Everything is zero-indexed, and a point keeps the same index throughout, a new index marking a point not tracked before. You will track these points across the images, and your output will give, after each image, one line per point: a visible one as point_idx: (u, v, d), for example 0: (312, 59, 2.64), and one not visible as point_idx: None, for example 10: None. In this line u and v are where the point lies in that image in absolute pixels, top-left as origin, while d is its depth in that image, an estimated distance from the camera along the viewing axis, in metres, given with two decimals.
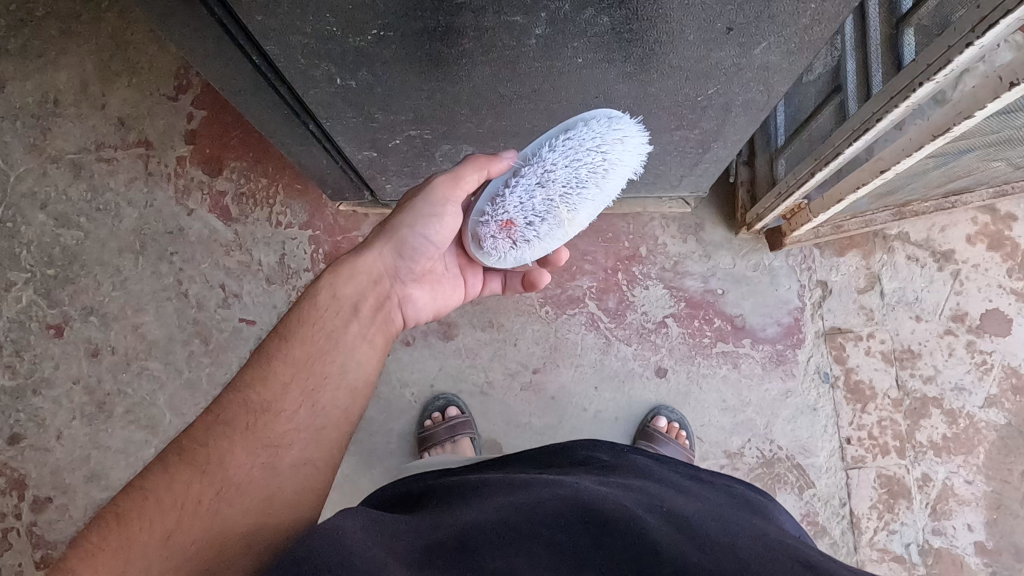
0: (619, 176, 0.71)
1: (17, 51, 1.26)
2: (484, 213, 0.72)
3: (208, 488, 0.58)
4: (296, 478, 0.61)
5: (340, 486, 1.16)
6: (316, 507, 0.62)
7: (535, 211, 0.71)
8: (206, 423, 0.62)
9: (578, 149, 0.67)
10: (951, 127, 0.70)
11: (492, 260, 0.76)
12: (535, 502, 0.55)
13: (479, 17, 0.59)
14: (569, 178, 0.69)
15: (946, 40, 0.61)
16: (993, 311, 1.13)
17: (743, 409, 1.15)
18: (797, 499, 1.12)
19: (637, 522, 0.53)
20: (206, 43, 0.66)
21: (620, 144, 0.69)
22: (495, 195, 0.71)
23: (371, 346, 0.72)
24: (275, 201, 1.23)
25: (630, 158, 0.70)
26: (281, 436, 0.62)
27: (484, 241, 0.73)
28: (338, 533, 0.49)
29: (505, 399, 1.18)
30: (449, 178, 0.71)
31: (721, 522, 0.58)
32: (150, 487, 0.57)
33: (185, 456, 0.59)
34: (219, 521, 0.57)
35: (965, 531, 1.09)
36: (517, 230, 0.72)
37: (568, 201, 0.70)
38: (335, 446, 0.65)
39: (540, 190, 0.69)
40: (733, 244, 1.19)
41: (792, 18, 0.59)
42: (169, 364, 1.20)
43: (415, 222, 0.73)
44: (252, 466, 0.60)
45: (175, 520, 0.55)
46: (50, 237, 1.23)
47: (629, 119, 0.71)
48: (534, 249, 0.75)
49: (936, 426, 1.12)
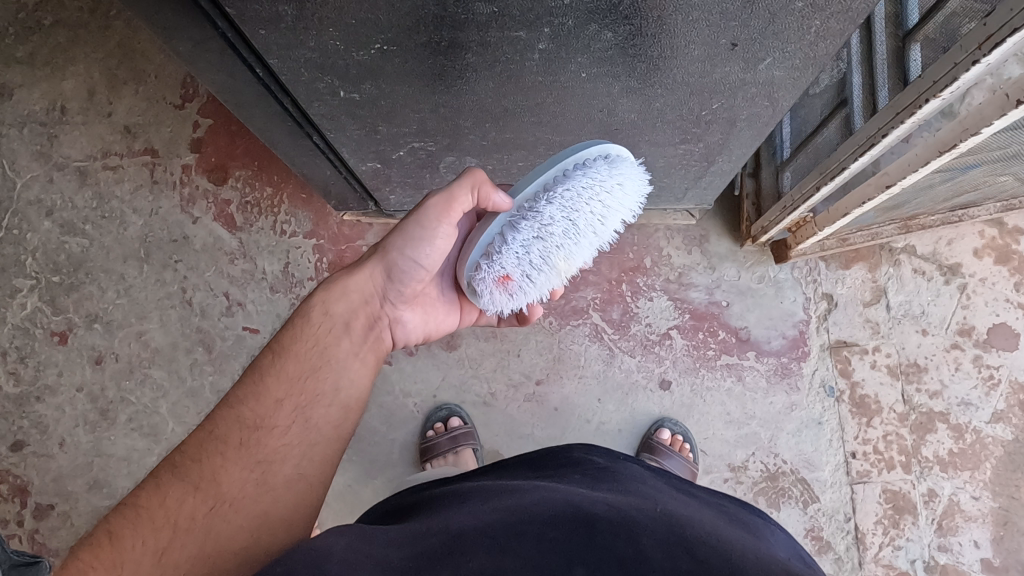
0: (616, 220, 0.69)
1: (25, 58, 1.27)
2: (479, 266, 0.70)
3: (202, 504, 0.57)
4: (289, 495, 0.62)
5: (341, 497, 1.16)
6: (307, 524, 0.62)
7: (532, 265, 0.68)
8: (199, 439, 0.62)
9: (577, 201, 0.64)
10: (957, 144, 0.69)
11: (485, 309, 0.75)
12: (528, 505, 0.56)
13: (483, 32, 0.59)
14: (567, 229, 0.66)
15: (952, 57, 0.61)
16: (1000, 325, 1.12)
17: (748, 422, 1.14)
18: (801, 514, 1.12)
19: (629, 524, 0.53)
20: (211, 56, 0.66)
21: (618, 190, 0.66)
22: (491, 248, 0.69)
23: (363, 363, 0.73)
24: (279, 209, 1.23)
25: (626, 202, 0.68)
26: (273, 451, 0.62)
27: (478, 294, 0.72)
28: (329, 547, 0.49)
29: (507, 410, 1.17)
30: (442, 200, 0.69)
31: (714, 531, 0.57)
32: (143, 504, 0.57)
33: (178, 473, 0.59)
34: (213, 537, 0.56)
35: (971, 548, 1.08)
36: (513, 284, 0.70)
37: (565, 252, 0.68)
38: (327, 463, 0.66)
39: (538, 245, 0.66)
40: (738, 256, 1.18)
41: (797, 34, 0.59)
42: (172, 372, 1.21)
43: (405, 245, 0.73)
44: (245, 482, 0.60)
45: (169, 537, 0.55)
46: (56, 244, 1.24)
47: (630, 159, 0.67)
48: (531, 298, 0.74)
49: (942, 441, 1.11)
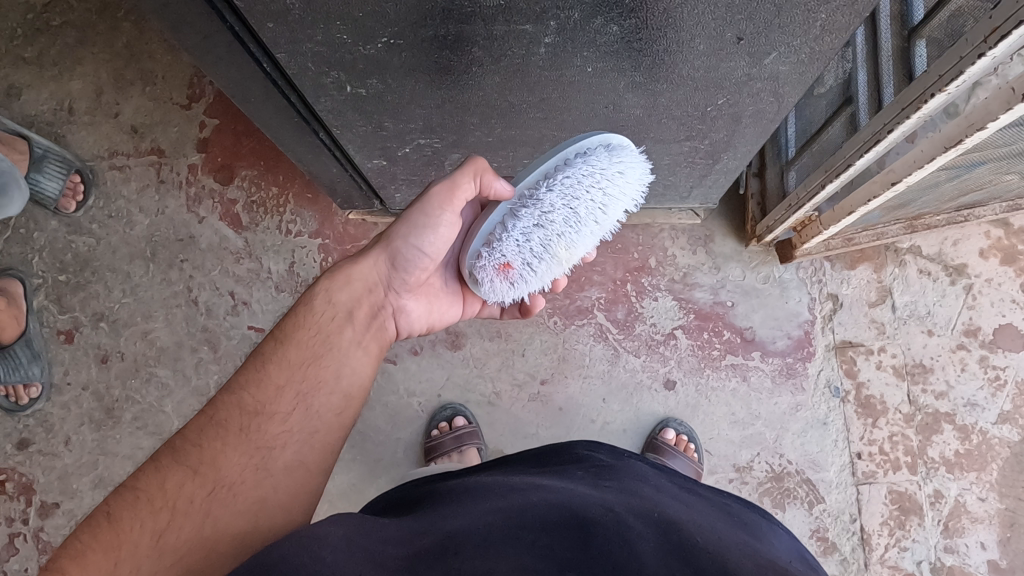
0: (618, 210, 0.69)
1: (33, 59, 1.27)
2: (479, 254, 0.71)
3: (200, 488, 0.57)
4: (288, 481, 0.61)
5: (345, 496, 1.16)
6: (307, 511, 0.62)
7: (532, 253, 0.69)
8: (199, 423, 0.62)
9: (577, 188, 0.65)
10: (963, 139, 0.69)
11: (486, 299, 0.75)
12: (525, 507, 0.56)
13: (490, 26, 0.60)
14: (568, 217, 0.66)
15: (958, 51, 0.61)
16: (1006, 326, 1.11)
17: (752, 423, 1.14)
18: (806, 515, 1.11)
19: (625, 530, 0.53)
20: (219, 51, 0.67)
21: (619, 178, 0.66)
22: (492, 237, 0.69)
23: (365, 353, 0.73)
24: (285, 209, 1.24)
25: (629, 191, 0.68)
26: (273, 438, 0.62)
27: (479, 282, 0.73)
28: (324, 538, 0.49)
29: (511, 410, 1.17)
30: (445, 187, 0.69)
31: (713, 534, 0.57)
32: (142, 487, 0.57)
33: (177, 456, 0.59)
34: (212, 521, 0.56)
35: (978, 550, 1.07)
36: (514, 272, 0.70)
37: (566, 240, 0.68)
38: (328, 452, 0.66)
39: (538, 232, 0.67)
40: (743, 256, 1.18)
41: (803, 28, 0.59)
42: (178, 370, 1.21)
43: (409, 233, 0.73)
44: (244, 467, 0.60)
45: (167, 519, 0.55)
46: (62, 243, 1.24)
47: (632, 149, 0.67)
48: (533, 287, 0.74)
49: (948, 442, 1.11)
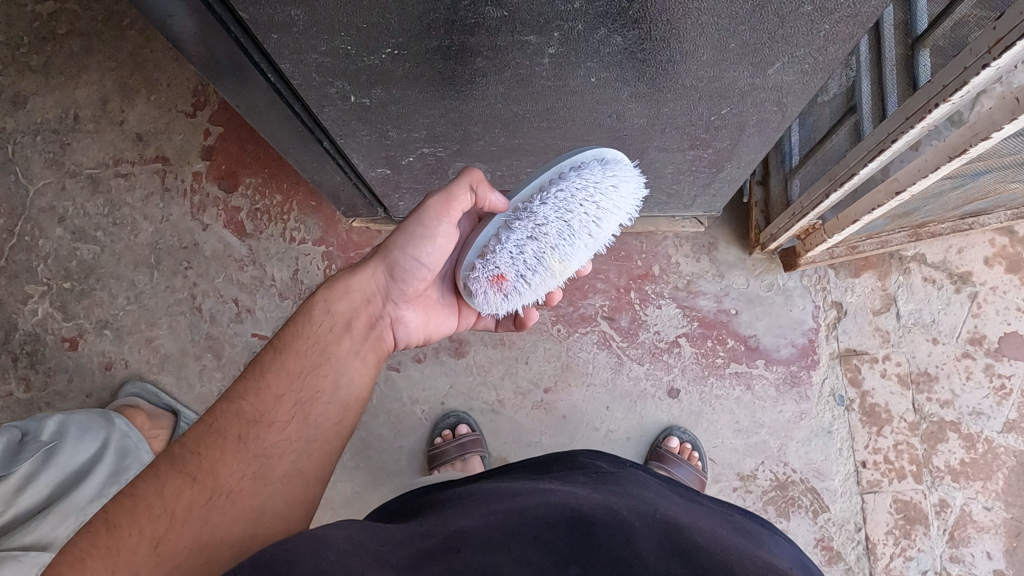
0: (612, 223, 0.69)
1: (39, 68, 1.28)
2: (474, 266, 0.70)
3: (198, 495, 0.57)
4: (285, 489, 0.61)
5: (349, 503, 1.16)
6: (305, 519, 0.62)
7: (525, 265, 0.68)
8: (198, 432, 0.62)
9: (570, 201, 0.65)
10: (968, 149, 0.68)
11: (479, 310, 0.75)
12: (525, 507, 0.56)
13: (494, 37, 0.60)
14: (561, 230, 0.66)
15: (962, 61, 0.61)
16: (1012, 334, 1.11)
17: (757, 431, 1.14)
18: (811, 524, 1.11)
19: (626, 528, 0.53)
20: (224, 61, 0.67)
21: (613, 192, 0.67)
22: (486, 248, 0.69)
23: (363, 362, 0.73)
24: (289, 217, 1.24)
25: (624, 205, 0.68)
26: (270, 447, 0.62)
27: (473, 294, 0.72)
28: (326, 540, 0.49)
29: (515, 417, 1.17)
30: (443, 197, 0.70)
31: (714, 536, 0.57)
32: (139, 495, 0.57)
33: (175, 464, 0.59)
34: (209, 529, 0.56)
35: (983, 559, 1.07)
36: (508, 284, 0.70)
37: (560, 252, 0.68)
38: (325, 460, 0.66)
39: (531, 244, 0.66)
40: (747, 264, 1.18)
41: (806, 38, 0.59)
42: (182, 378, 1.21)
43: (407, 243, 0.73)
44: (243, 476, 0.60)
45: (164, 526, 0.55)
46: (67, 251, 1.25)
47: (627, 163, 0.68)
48: (527, 299, 0.74)
49: (953, 451, 1.10)
